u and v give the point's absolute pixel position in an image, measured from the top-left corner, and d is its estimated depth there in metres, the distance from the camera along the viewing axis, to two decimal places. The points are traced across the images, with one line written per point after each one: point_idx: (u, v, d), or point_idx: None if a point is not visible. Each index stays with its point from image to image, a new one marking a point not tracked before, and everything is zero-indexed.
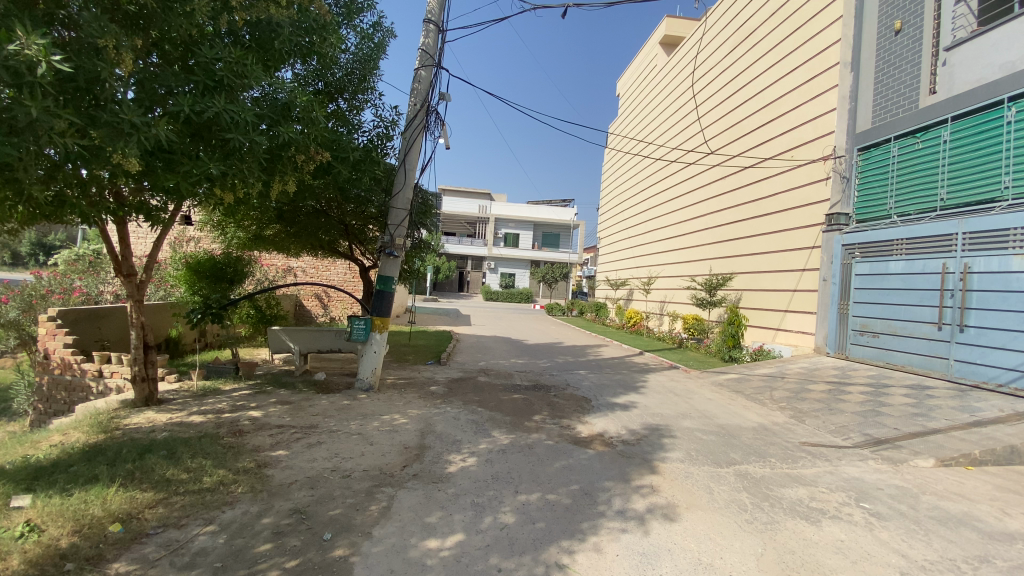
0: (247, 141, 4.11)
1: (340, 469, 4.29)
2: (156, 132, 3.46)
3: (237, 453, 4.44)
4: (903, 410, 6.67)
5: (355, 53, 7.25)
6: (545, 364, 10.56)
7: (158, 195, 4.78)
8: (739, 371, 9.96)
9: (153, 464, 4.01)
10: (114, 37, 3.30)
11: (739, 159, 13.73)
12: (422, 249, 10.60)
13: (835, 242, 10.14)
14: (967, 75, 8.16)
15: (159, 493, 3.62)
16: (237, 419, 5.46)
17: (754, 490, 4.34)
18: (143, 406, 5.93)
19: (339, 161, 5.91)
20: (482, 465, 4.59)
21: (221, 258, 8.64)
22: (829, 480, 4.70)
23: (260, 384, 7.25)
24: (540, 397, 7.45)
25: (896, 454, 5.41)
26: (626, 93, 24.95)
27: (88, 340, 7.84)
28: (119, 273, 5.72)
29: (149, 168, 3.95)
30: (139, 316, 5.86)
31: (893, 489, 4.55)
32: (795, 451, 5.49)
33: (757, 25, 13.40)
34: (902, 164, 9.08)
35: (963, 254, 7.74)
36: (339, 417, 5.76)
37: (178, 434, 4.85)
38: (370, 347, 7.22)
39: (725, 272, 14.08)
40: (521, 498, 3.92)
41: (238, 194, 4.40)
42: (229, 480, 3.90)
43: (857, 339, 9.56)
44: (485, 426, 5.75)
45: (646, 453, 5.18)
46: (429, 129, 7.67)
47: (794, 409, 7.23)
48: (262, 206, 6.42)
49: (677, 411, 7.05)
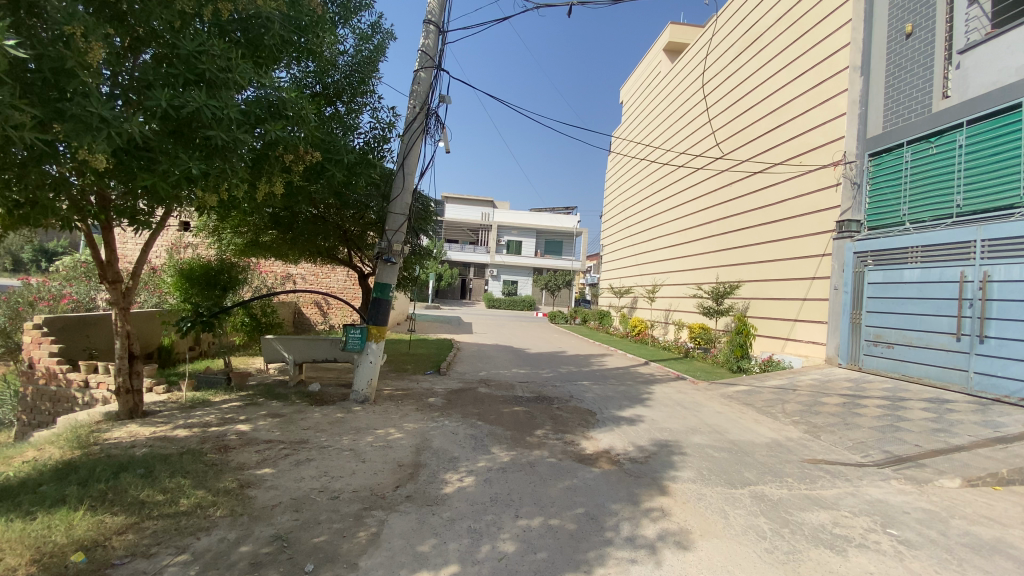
0: (231, 139, 3.86)
1: (328, 490, 4.01)
2: (130, 127, 3.25)
3: (219, 472, 4.16)
4: (923, 426, 6.35)
5: (354, 55, 7.06)
6: (547, 374, 10.26)
7: (144, 198, 4.59)
8: (749, 383, 9.60)
9: (128, 484, 3.75)
10: (82, 24, 3.09)
11: (747, 165, 13.50)
12: (422, 255, 10.36)
13: (847, 250, 9.86)
14: (982, 78, 7.91)
15: (131, 517, 3.34)
16: (224, 433, 5.19)
17: (772, 514, 4.04)
18: (127, 420, 5.66)
19: (332, 163, 5.67)
20: (480, 485, 4.30)
21: (214, 263, 8.40)
22: (852, 503, 4.39)
23: (252, 395, 6.98)
24: (542, 410, 7.15)
25: (919, 473, 5.09)
26: (628, 101, 24.90)
27: (76, 349, 7.61)
28: (103, 280, 5.46)
29: (124, 166, 3.73)
30: (124, 324, 5.62)
31: (921, 513, 4.23)
32: (812, 470, 5.17)
33: (764, 30, 13.26)
34: (916, 170, 8.81)
35: (982, 262, 7.44)
36: (331, 432, 5.49)
37: (159, 450, 4.58)
38: (366, 357, 6.92)
39: (732, 280, 13.80)
40: (522, 524, 3.64)
41: (222, 197, 4.15)
42: (208, 503, 3.62)
43: (871, 349, 9.24)
44: (484, 442, 5.47)
45: (655, 472, 4.88)
46: (429, 132, 7.49)
47: (808, 423, 6.91)
48: (255, 210, 6.16)
49: (686, 425, 6.75)
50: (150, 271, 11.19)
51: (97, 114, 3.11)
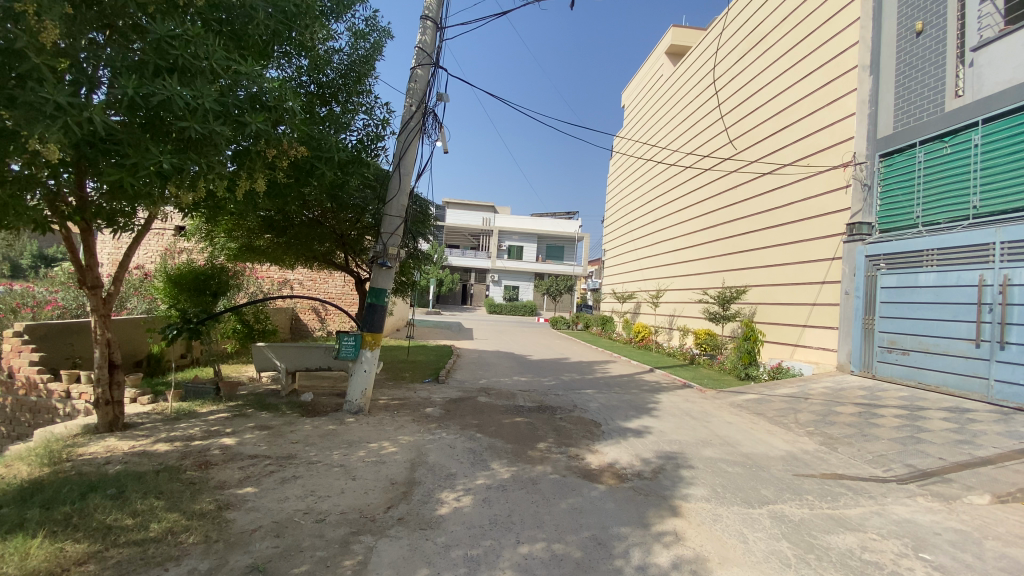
0: (206, 131, 3.64)
1: (313, 512, 3.71)
2: (90, 115, 3.17)
3: (196, 492, 3.87)
4: (946, 437, 6.01)
5: (349, 53, 6.79)
6: (550, 382, 9.93)
7: (125, 202, 4.42)
8: (759, 391, 9.27)
9: (95, 507, 3.45)
10: (36, 3, 2.98)
11: (754, 166, 13.20)
12: (421, 260, 10.02)
13: (858, 253, 9.56)
14: (997, 76, 7.63)
15: (94, 544, 3.05)
16: (207, 448, 4.90)
17: (795, 538, 3.71)
18: (106, 433, 5.38)
19: (322, 162, 5.37)
20: (478, 505, 4.00)
21: (204, 269, 8.05)
22: (879, 523, 4.05)
23: (240, 405, 6.68)
24: (545, 421, 6.83)
25: (946, 489, 4.74)
26: (630, 105, 24.78)
27: (59, 358, 7.38)
28: (82, 285, 5.16)
29: (92, 159, 3.60)
30: (104, 332, 5.33)
31: (954, 534, 3.87)
32: (833, 487, 4.85)
33: (769, 30, 13.09)
34: (930, 171, 8.52)
35: (1002, 265, 7.12)
36: (321, 446, 5.19)
37: (134, 468, 4.28)
38: (361, 366, 6.62)
39: (738, 284, 13.50)
40: (523, 551, 3.33)
41: (200, 196, 3.94)
42: (180, 528, 3.31)
43: (885, 356, 8.91)
44: (483, 457, 5.16)
45: (665, 489, 4.55)
46: (426, 132, 7.23)
47: (824, 435, 6.59)
48: (244, 212, 5.90)
49: (696, 437, 6.42)
50: (142, 276, 10.98)
51: (53, 101, 3.05)
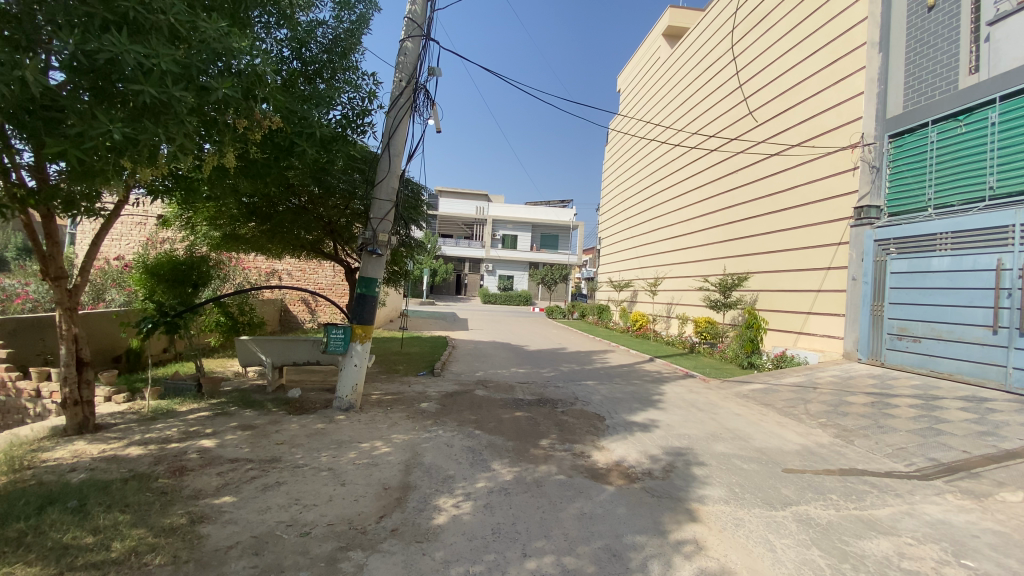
0: (164, 96, 3.24)
1: (298, 524, 3.35)
2: (22, 75, 2.80)
3: (169, 503, 3.50)
4: (967, 429, 5.74)
5: (334, 26, 6.34)
6: (548, 373, 9.60)
7: (90, 189, 4.00)
8: (765, 381, 8.99)
9: (52, 524, 3.06)
10: None
11: (757, 148, 12.85)
12: (416, 248, 9.61)
13: (866, 237, 9.25)
14: (1016, 50, 7.30)
15: (46, 568, 2.66)
16: (184, 452, 4.52)
17: (825, 544, 3.41)
18: (75, 436, 4.97)
19: (303, 138, 4.95)
20: (478, 513, 3.66)
21: (183, 258, 7.55)
22: (913, 526, 3.74)
23: (223, 403, 6.30)
24: (545, 415, 6.50)
25: (976, 486, 4.45)
26: (625, 89, 24.35)
27: (30, 354, 6.97)
28: (44, 277, 4.72)
29: (33, 130, 3.24)
30: (71, 327, 4.90)
31: (993, 536, 3.58)
32: (857, 484, 4.56)
33: (773, 8, 12.71)
34: (942, 151, 8.21)
35: (1021, 248, 6.84)
36: (308, 447, 4.82)
37: (100, 476, 3.89)
38: (351, 360, 6.23)
39: (740, 270, 13.20)
40: (531, 566, 2.99)
41: (163, 170, 3.53)
42: (146, 547, 2.93)
43: (894, 344, 8.64)
44: (483, 457, 4.81)
45: (679, 491, 4.23)
46: (417, 109, 6.84)
47: (838, 427, 6.30)
48: (220, 195, 5.46)
49: (705, 431, 6.10)
50: (121, 267, 10.54)
51: None
